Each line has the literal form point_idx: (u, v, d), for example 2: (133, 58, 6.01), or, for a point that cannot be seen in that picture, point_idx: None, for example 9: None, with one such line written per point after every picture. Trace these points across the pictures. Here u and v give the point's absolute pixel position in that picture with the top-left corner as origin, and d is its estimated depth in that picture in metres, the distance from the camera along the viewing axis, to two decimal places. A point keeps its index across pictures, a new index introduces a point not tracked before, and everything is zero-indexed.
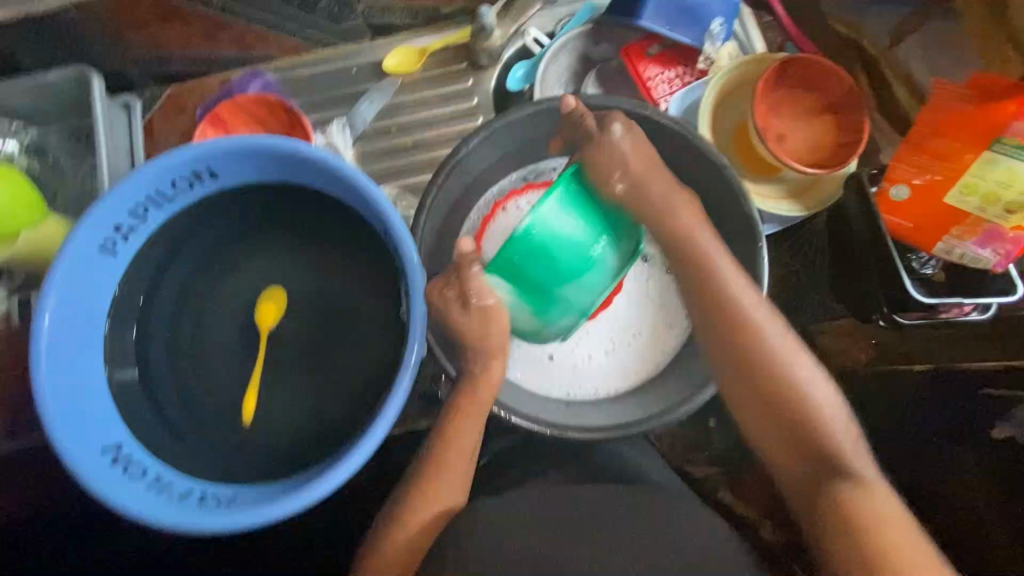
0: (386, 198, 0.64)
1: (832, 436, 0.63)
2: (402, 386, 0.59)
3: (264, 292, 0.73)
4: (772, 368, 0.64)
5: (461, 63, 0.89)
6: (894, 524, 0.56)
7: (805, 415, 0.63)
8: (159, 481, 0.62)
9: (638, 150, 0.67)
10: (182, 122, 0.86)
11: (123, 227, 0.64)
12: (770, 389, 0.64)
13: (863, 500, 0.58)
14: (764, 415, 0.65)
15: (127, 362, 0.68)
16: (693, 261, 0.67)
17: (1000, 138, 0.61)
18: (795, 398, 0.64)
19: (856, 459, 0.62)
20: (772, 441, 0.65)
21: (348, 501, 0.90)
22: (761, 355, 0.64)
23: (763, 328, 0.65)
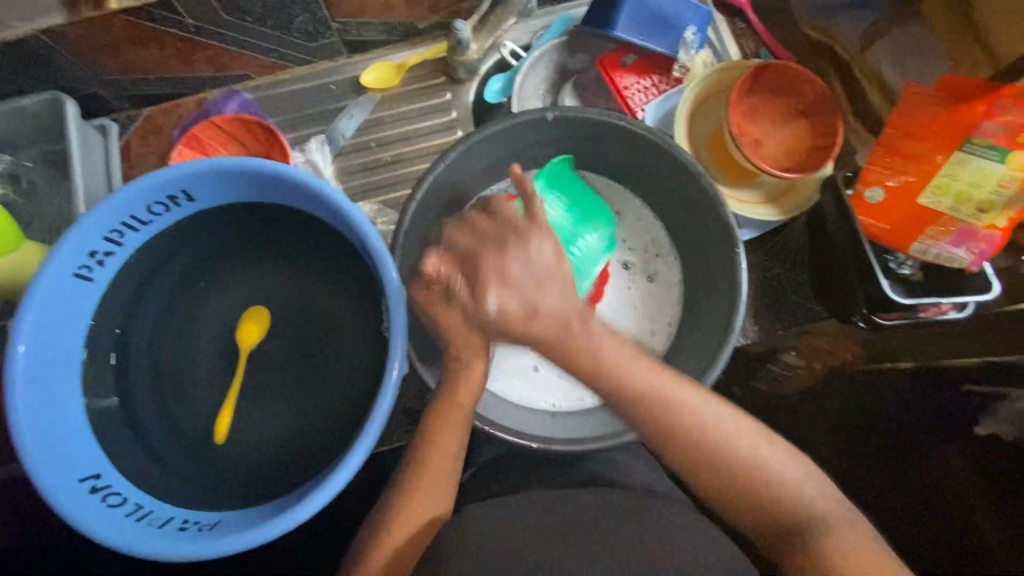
0: (363, 216, 0.64)
1: (790, 497, 0.56)
2: (382, 405, 0.58)
3: (246, 312, 0.72)
4: (712, 451, 0.56)
5: (439, 77, 0.89)
6: (870, 574, 0.51)
7: (757, 486, 0.56)
8: (138, 508, 0.61)
9: (532, 254, 0.56)
10: (159, 142, 0.87)
11: (98, 253, 0.63)
12: (709, 471, 0.57)
13: (833, 556, 0.53)
14: (716, 496, 0.58)
15: (107, 390, 0.67)
16: (593, 371, 0.57)
17: (970, 138, 0.63)
18: (742, 472, 0.56)
19: (821, 505, 0.56)
20: (733, 514, 0.58)
21: (344, 515, 0.91)
22: (696, 442, 0.57)
23: (691, 409, 0.57)
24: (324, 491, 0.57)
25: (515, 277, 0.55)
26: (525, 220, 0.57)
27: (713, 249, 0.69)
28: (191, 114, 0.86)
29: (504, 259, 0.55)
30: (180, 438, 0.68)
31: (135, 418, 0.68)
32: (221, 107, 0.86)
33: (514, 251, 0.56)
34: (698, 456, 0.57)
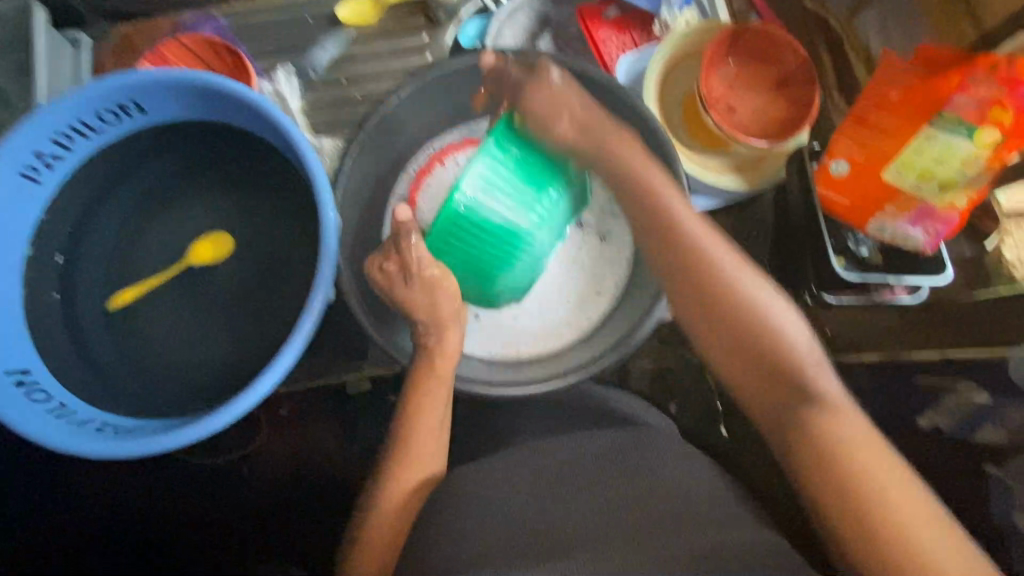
0: (305, 138, 0.62)
1: (794, 360, 0.55)
2: (302, 330, 0.57)
3: (207, 232, 0.72)
4: (723, 295, 0.57)
5: (418, 18, 0.87)
6: (864, 445, 0.50)
7: (761, 342, 0.55)
8: (61, 407, 0.61)
9: (560, 97, 0.66)
10: (132, 61, 0.86)
11: (46, 154, 0.62)
12: (715, 319, 0.57)
13: (838, 431, 0.51)
14: (729, 351, 0.57)
15: (50, 288, 0.67)
16: (665, 219, 0.61)
17: (940, 112, 0.59)
18: (752, 331, 0.56)
19: (827, 383, 0.54)
20: (736, 371, 0.57)
21: (328, 439, 0.99)
22: (718, 284, 0.58)
23: (721, 261, 0.59)
24: (236, 406, 0.57)
25: (549, 136, 0.66)
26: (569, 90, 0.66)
27: None
28: (165, 34, 0.85)
29: (548, 106, 0.66)
30: (122, 349, 0.69)
31: (75, 321, 0.67)
32: (196, 28, 0.85)
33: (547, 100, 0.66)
34: (715, 304, 0.57)
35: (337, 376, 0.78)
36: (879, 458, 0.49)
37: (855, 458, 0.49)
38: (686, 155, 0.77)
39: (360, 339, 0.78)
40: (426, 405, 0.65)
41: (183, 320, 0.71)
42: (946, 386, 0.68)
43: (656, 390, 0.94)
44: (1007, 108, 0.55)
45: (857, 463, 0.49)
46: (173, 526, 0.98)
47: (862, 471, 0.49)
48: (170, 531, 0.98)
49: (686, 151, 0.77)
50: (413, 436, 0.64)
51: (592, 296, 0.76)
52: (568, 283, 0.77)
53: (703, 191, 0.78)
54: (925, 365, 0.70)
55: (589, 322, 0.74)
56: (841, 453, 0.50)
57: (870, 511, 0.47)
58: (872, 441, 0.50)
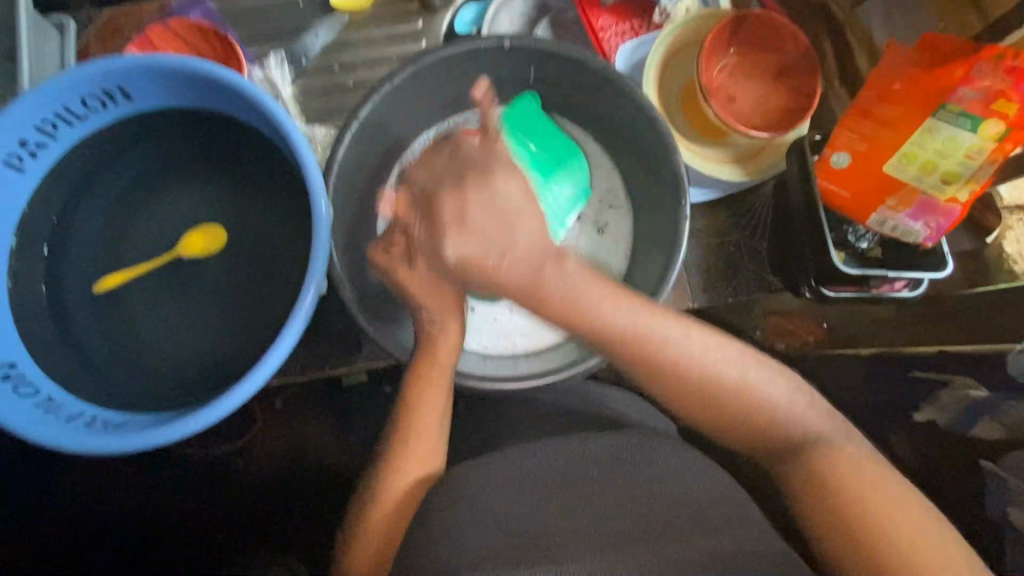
0: (296, 127, 0.60)
1: (783, 420, 0.57)
2: (293, 324, 0.56)
3: (200, 224, 0.70)
4: (694, 380, 0.56)
5: (413, 4, 0.85)
6: (863, 485, 0.53)
7: (747, 413, 0.57)
8: (49, 400, 0.60)
9: (490, 194, 0.56)
10: (118, 46, 0.83)
11: (30, 143, 0.61)
12: (694, 401, 0.57)
13: (836, 466, 0.54)
14: (718, 425, 0.58)
15: (36, 280, 0.65)
16: (619, 329, 0.54)
17: (944, 104, 0.59)
18: (735, 401, 0.57)
19: (820, 424, 0.57)
20: (731, 435, 0.59)
21: (323, 431, 0.99)
22: (684, 375, 0.56)
23: (685, 351, 0.55)
24: (229, 400, 0.56)
25: (473, 231, 0.55)
26: (483, 188, 0.56)
27: (664, 208, 0.68)
28: (151, 19, 0.83)
29: (462, 207, 0.56)
30: (113, 343, 0.68)
31: (62, 314, 0.66)
32: (184, 13, 0.83)
33: (462, 190, 0.56)
34: (687, 389, 0.56)
35: (330, 368, 0.77)
36: (879, 492, 0.52)
37: (857, 496, 0.52)
38: (684, 146, 0.76)
39: (355, 332, 0.77)
40: (423, 400, 0.65)
41: (175, 313, 0.69)
42: (945, 381, 0.67)
43: None
44: (1011, 101, 0.55)
45: (859, 501, 0.52)
46: (167, 520, 0.98)
47: (863, 506, 0.52)
48: (163, 524, 0.98)
49: (685, 142, 0.76)
50: (412, 432, 0.65)
51: None
52: None
53: (702, 183, 0.77)
54: (923, 360, 0.70)
55: None
56: (840, 495, 0.53)
57: (880, 544, 0.50)
58: (869, 473, 0.53)
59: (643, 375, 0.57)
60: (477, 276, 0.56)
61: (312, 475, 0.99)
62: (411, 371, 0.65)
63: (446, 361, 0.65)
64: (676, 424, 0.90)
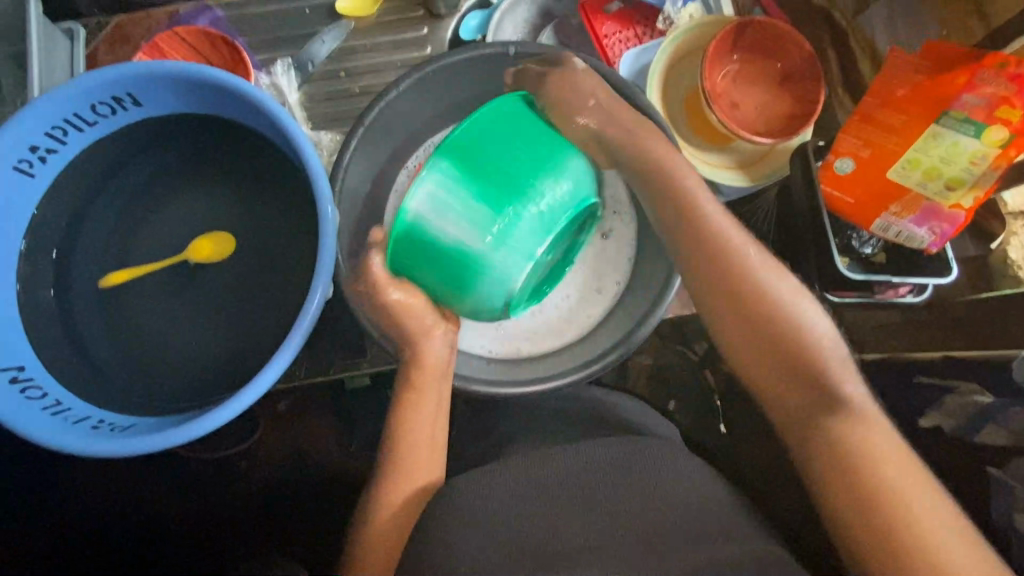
0: (304, 132, 0.61)
1: (829, 371, 0.56)
2: (298, 329, 0.57)
3: (214, 231, 0.70)
4: (762, 301, 0.58)
5: (418, 10, 0.86)
6: (893, 466, 0.51)
7: (794, 349, 0.57)
8: (56, 404, 0.60)
9: (578, 94, 0.65)
10: (127, 52, 0.84)
11: (41, 148, 0.62)
12: (743, 314, 0.59)
13: (864, 440, 0.52)
14: (762, 351, 0.58)
15: (45, 284, 0.66)
16: (694, 218, 0.61)
17: (948, 111, 0.59)
18: (787, 333, 0.57)
19: (856, 395, 0.55)
20: (767, 373, 0.58)
21: (327, 433, 1.00)
22: (754, 287, 0.59)
23: (751, 259, 0.60)
24: (234, 404, 0.56)
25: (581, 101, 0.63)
26: (577, 86, 0.65)
27: None
28: (161, 26, 0.84)
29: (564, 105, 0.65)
30: (120, 346, 0.68)
31: (71, 318, 0.67)
32: (193, 21, 0.84)
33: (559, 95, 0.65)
34: (751, 305, 0.58)
35: (335, 373, 0.78)
36: (909, 476, 0.51)
37: (881, 467, 0.51)
38: (689, 152, 0.76)
39: (359, 337, 0.78)
40: (423, 399, 0.67)
41: (181, 317, 0.70)
42: (948, 386, 0.67)
43: (657, 387, 0.94)
44: (1016, 107, 0.56)
45: (888, 483, 0.50)
46: (171, 523, 0.98)
47: (881, 478, 0.50)
48: (168, 527, 0.98)
49: (689, 148, 0.77)
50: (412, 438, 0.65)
51: (593, 295, 0.75)
52: (567, 283, 0.75)
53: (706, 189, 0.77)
54: (928, 365, 0.70)
55: (589, 322, 0.74)
56: (865, 468, 0.51)
57: (889, 521, 0.49)
58: (893, 453, 0.52)
59: (707, 280, 0.60)
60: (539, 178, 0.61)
61: (316, 478, 0.99)
62: (408, 382, 0.68)
63: (440, 362, 0.68)
64: (681, 428, 0.90)
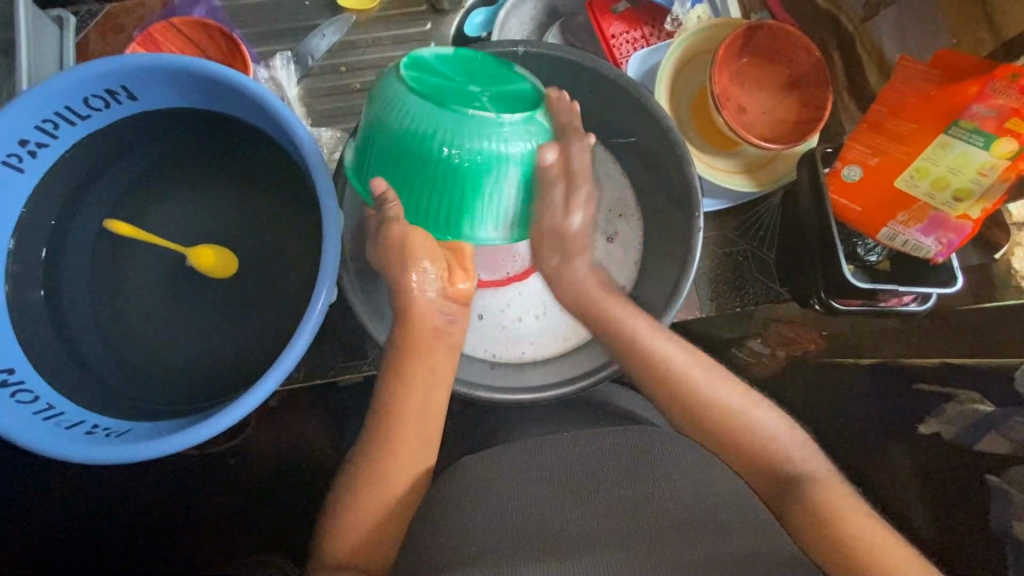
0: (306, 130, 0.59)
1: (774, 449, 0.60)
2: (302, 334, 0.55)
3: (227, 253, 0.67)
4: (700, 401, 0.62)
5: (421, 5, 0.84)
6: (860, 522, 0.53)
7: (749, 442, 0.60)
8: (48, 408, 0.58)
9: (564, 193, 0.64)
10: (119, 42, 0.81)
11: (30, 143, 0.59)
12: (697, 411, 0.62)
13: (824, 500, 0.55)
14: (717, 448, 0.62)
15: (35, 283, 0.64)
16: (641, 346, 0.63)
17: (957, 121, 0.60)
18: (725, 431, 0.61)
19: (806, 461, 0.59)
20: (730, 465, 0.61)
21: (322, 433, 0.98)
22: (683, 393, 0.62)
23: (679, 364, 0.63)
24: (234, 411, 0.54)
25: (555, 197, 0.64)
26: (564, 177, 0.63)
27: (677, 219, 0.68)
28: (155, 16, 0.81)
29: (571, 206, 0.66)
30: (113, 348, 0.66)
31: (62, 319, 0.64)
32: (188, 11, 0.82)
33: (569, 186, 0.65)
34: (692, 406, 0.62)
35: (334, 375, 0.76)
36: (874, 529, 0.52)
37: (849, 532, 0.52)
38: (696, 155, 0.75)
39: (360, 338, 0.76)
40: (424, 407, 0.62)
41: (178, 316, 0.68)
42: (949, 395, 0.68)
43: None
44: None
45: (862, 541, 0.51)
46: (159, 525, 0.96)
47: (855, 535, 0.52)
48: (159, 528, 0.96)
49: (696, 151, 0.76)
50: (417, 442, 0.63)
51: None
52: None
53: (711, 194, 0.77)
54: (926, 372, 0.71)
55: None
56: (840, 537, 0.52)
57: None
58: (854, 508, 0.54)
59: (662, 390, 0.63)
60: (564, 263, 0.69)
61: (308, 478, 0.98)
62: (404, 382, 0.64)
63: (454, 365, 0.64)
64: None
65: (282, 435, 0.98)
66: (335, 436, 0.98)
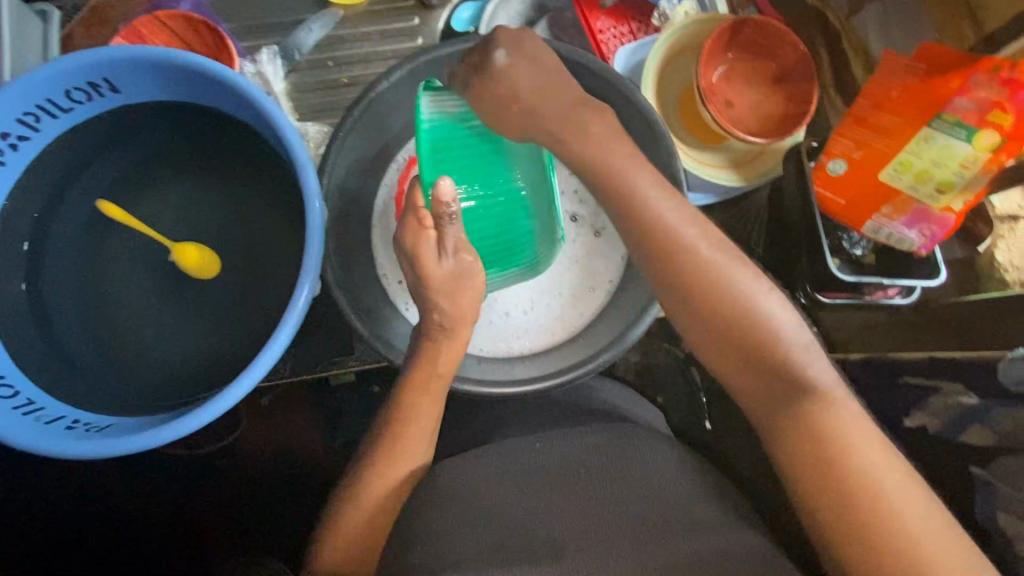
0: (290, 122, 0.58)
1: (784, 350, 0.52)
2: (285, 328, 0.54)
3: (212, 253, 0.66)
4: (720, 294, 0.53)
5: (410, 0, 0.84)
6: (858, 439, 0.49)
7: (759, 340, 0.52)
8: (29, 404, 0.57)
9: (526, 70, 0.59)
10: (104, 36, 0.81)
11: (10, 135, 0.58)
12: (705, 300, 0.53)
13: (831, 418, 0.50)
14: (715, 338, 0.53)
15: (17, 278, 0.63)
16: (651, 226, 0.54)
17: (940, 114, 0.60)
18: (737, 323, 0.52)
19: (819, 370, 0.52)
20: (723, 358, 0.54)
21: (312, 429, 0.98)
22: (706, 277, 0.53)
23: (697, 244, 0.54)
24: (216, 405, 0.54)
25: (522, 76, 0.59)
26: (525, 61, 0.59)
27: None
28: (140, 9, 0.81)
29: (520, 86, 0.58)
30: (96, 344, 0.65)
31: (44, 314, 0.64)
32: None
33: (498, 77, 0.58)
34: (703, 293, 0.53)
35: (321, 370, 0.76)
36: (879, 458, 0.49)
37: (857, 462, 0.49)
38: (684, 150, 0.76)
39: (348, 334, 0.76)
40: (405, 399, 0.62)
41: (162, 310, 0.68)
42: (934, 388, 0.68)
43: (645, 383, 0.94)
44: (1007, 112, 0.56)
45: (867, 476, 0.48)
46: (146, 522, 0.95)
47: (856, 466, 0.48)
48: (146, 525, 0.95)
49: (685, 147, 0.76)
50: (405, 437, 0.62)
51: (586, 293, 0.75)
52: (560, 279, 0.76)
53: (699, 186, 0.77)
54: (915, 367, 0.71)
55: (580, 319, 0.74)
56: (843, 466, 0.48)
57: (874, 520, 0.47)
58: (860, 432, 0.50)
59: (676, 270, 0.54)
60: (512, 109, 0.59)
61: (298, 474, 0.97)
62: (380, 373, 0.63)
63: (437, 359, 0.63)
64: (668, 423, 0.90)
65: (270, 430, 0.98)
66: (325, 432, 0.97)
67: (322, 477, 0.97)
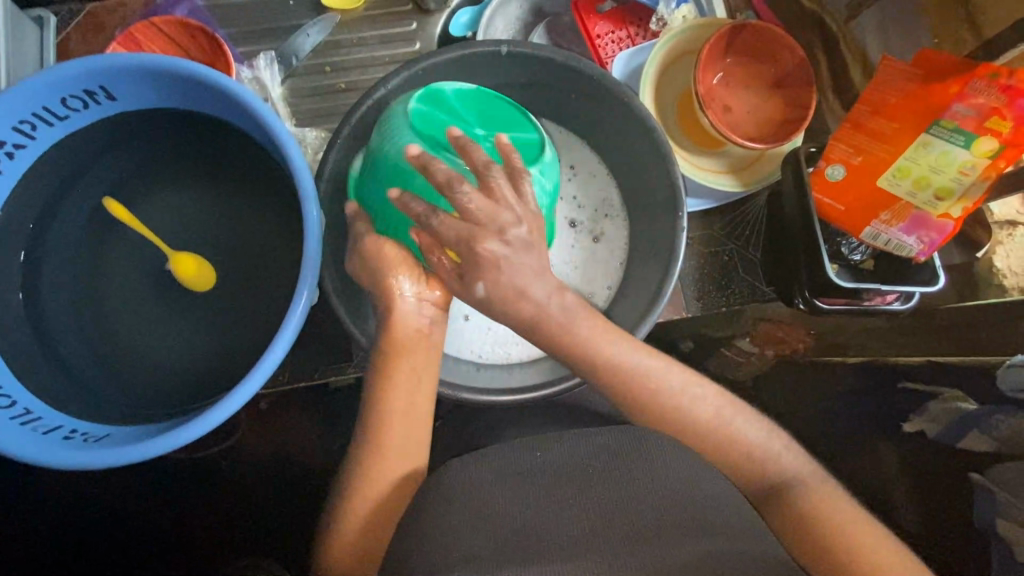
0: (287, 130, 0.58)
1: (751, 454, 0.63)
2: (283, 336, 0.54)
3: (206, 264, 0.66)
4: (688, 422, 0.63)
5: (407, 5, 0.83)
6: (856, 528, 0.57)
7: (728, 451, 0.63)
8: (27, 413, 0.57)
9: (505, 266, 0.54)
10: (100, 42, 0.81)
11: (7, 145, 0.58)
12: (683, 431, 0.63)
13: (808, 503, 0.60)
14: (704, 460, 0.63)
15: (14, 287, 0.63)
16: (623, 370, 0.61)
17: (938, 120, 0.60)
18: (711, 445, 0.63)
19: (789, 464, 0.63)
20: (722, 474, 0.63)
21: (311, 435, 0.98)
22: (676, 414, 0.63)
23: (664, 382, 0.63)
24: (215, 414, 0.53)
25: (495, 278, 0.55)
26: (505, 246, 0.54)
27: (662, 218, 0.68)
28: (137, 16, 0.81)
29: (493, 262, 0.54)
30: (93, 351, 0.65)
31: (41, 322, 0.64)
32: (170, 11, 0.81)
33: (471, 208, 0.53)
34: (677, 423, 0.63)
35: (320, 377, 0.76)
36: (852, 521, 0.58)
37: (830, 524, 0.58)
38: (682, 156, 0.76)
39: (346, 340, 0.76)
40: (404, 405, 0.62)
41: (160, 319, 0.68)
42: (935, 393, 0.67)
43: None
44: (1006, 118, 0.56)
45: (849, 536, 0.57)
46: (145, 530, 0.95)
47: (839, 533, 0.58)
48: (145, 532, 0.95)
49: (683, 152, 0.76)
50: (403, 446, 0.62)
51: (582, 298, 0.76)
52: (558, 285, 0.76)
53: (696, 192, 0.78)
54: (912, 371, 0.70)
55: None
56: (839, 542, 0.57)
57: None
58: (847, 514, 0.59)
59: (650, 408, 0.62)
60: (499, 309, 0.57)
61: (296, 480, 0.97)
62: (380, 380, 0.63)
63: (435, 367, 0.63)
64: None
65: (270, 437, 0.98)
66: (324, 438, 0.97)
67: (321, 483, 0.97)
